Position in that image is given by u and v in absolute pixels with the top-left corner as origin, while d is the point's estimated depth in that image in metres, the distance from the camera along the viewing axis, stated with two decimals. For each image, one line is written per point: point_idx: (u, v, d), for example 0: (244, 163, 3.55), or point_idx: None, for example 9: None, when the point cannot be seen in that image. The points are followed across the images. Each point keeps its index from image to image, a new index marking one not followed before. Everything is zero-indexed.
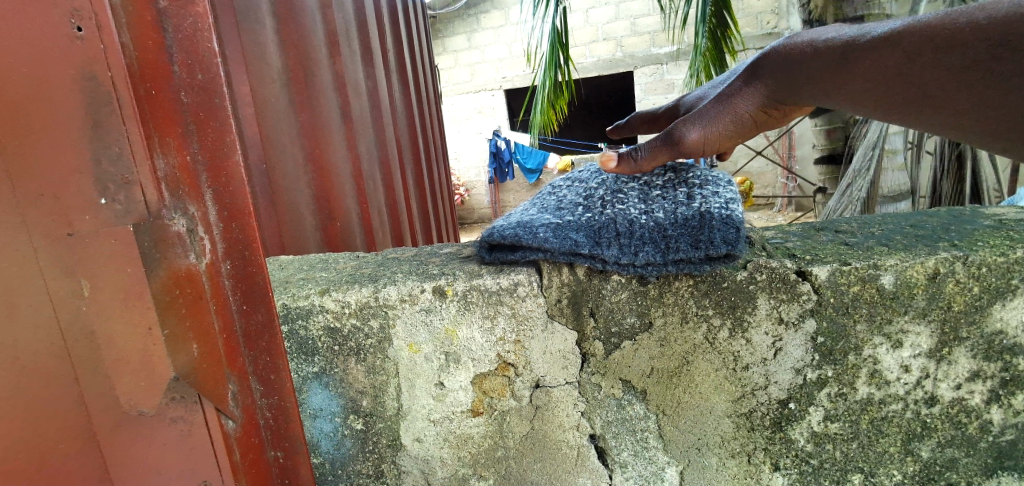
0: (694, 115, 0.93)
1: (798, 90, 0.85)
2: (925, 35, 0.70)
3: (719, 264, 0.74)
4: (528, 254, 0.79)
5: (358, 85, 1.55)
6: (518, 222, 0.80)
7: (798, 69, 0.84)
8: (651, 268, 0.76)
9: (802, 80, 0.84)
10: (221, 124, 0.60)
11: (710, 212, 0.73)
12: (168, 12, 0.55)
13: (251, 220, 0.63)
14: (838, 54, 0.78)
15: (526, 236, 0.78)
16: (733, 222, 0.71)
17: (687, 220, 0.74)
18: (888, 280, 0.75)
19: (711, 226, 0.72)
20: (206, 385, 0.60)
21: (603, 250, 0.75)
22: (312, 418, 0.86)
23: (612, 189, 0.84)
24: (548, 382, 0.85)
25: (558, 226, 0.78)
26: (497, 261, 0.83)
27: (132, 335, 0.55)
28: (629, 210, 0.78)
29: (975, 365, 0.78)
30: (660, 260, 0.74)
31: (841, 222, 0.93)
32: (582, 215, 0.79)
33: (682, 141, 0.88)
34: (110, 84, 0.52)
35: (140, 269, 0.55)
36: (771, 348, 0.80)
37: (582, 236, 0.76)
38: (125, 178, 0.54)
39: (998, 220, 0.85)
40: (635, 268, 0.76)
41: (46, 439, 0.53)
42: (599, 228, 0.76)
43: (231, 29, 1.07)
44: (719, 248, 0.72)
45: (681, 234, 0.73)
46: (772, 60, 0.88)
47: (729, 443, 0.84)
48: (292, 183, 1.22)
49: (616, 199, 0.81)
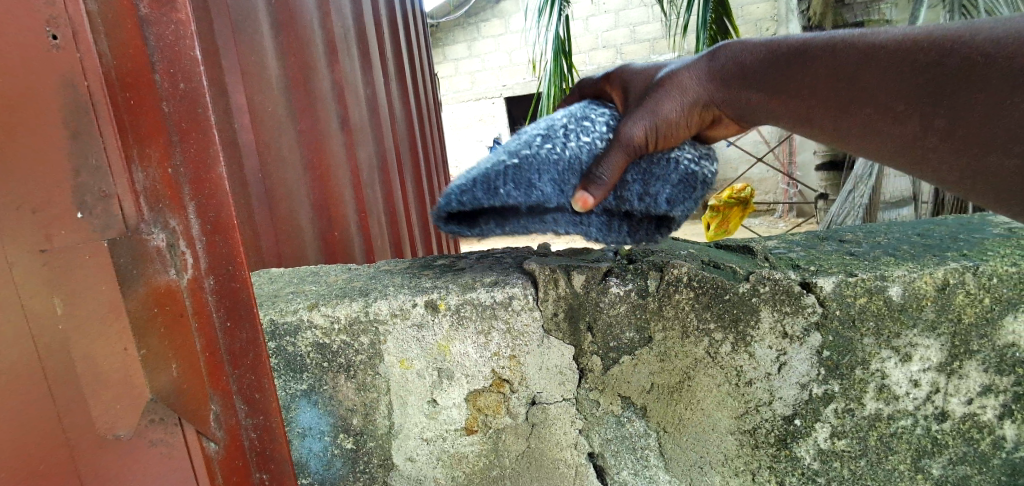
0: (635, 108, 0.80)
1: (741, 101, 0.78)
2: (878, 45, 0.66)
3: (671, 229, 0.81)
4: (487, 218, 0.82)
5: (356, 90, 1.52)
6: (479, 173, 0.81)
7: (736, 70, 0.78)
8: (605, 230, 0.79)
9: (742, 86, 0.77)
10: (206, 132, 0.57)
11: (677, 163, 0.78)
12: (150, 20, 0.53)
13: (237, 233, 0.60)
14: (788, 55, 0.73)
15: (483, 197, 0.79)
16: (689, 181, 0.77)
17: (651, 169, 0.77)
18: (895, 291, 0.73)
19: (668, 181, 0.77)
20: (187, 405, 0.57)
21: (562, 200, 0.77)
22: (301, 437, 0.83)
23: (583, 116, 0.83)
24: (544, 398, 0.82)
25: (518, 172, 0.78)
26: (453, 232, 0.84)
27: (109, 358, 0.52)
28: (596, 147, 0.78)
29: (987, 379, 0.75)
30: (615, 210, 0.78)
31: (846, 230, 0.90)
32: (542, 150, 0.78)
33: (635, 144, 0.76)
34: (87, 93, 0.50)
35: (114, 286, 0.52)
36: (776, 362, 0.77)
37: (543, 183, 0.77)
38: (103, 191, 0.51)
39: (1008, 228, 0.83)
40: (586, 229, 0.78)
41: (33, 460, 0.51)
42: (561, 171, 0.77)
43: (227, 34, 1.04)
44: (663, 206, 0.77)
45: (638, 182, 0.77)
46: (727, 60, 0.79)
47: (732, 461, 0.81)
48: (292, 192, 1.20)
49: (580, 129, 0.80)
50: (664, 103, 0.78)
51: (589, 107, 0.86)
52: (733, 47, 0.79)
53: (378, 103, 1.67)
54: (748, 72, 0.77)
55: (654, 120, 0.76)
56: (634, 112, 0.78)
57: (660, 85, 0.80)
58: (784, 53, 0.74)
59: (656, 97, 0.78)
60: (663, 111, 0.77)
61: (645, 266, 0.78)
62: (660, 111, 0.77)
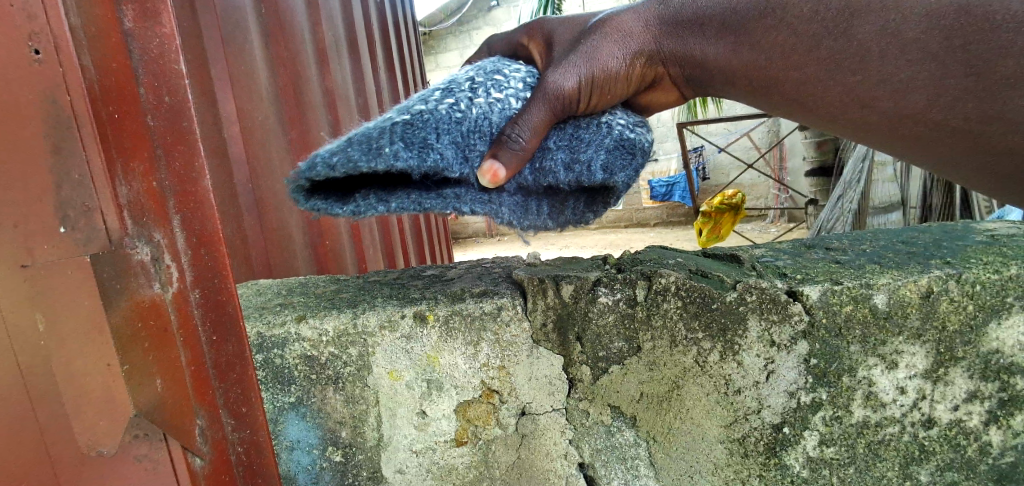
0: (564, 59, 0.78)
1: (691, 56, 0.79)
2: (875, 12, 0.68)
3: (602, 209, 0.81)
4: (371, 192, 0.74)
5: (348, 98, 1.52)
6: (363, 132, 0.72)
7: (688, 18, 0.79)
8: (520, 210, 0.77)
9: (696, 35, 0.78)
10: (191, 146, 0.57)
11: (608, 130, 0.77)
12: (135, 34, 0.53)
13: (222, 246, 0.60)
14: (754, 3, 0.75)
15: (362, 159, 0.69)
16: (624, 148, 0.76)
17: (579, 139, 0.76)
18: (881, 299, 0.73)
19: (596, 149, 0.76)
20: (172, 421, 0.56)
21: (467, 169, 0.74)
22: (288, 450, 0.82)
23: (489, 73, 0.80)
24: (534, 409, 0.82)
25: (411, 134, 0.72)
26: (316, 209, 0.73)
27: (92, 375, 0.52)
28: (508, 108, 0.76)
29: (972, 386, 0.76)
30: (533, 186, 0.76)
31: (832, 238, 0.91)
32: (443, 110, 0.74)
33: (557, 100, 0.74)
34: (69, 108, 0.50)
35: (98, 301, 0.52)
36: (764, 371, 0.77)
37: (444, 147, 0.72)
38: (86, 204, 0.51)
39: (990, 235, 0.84)
40: (496, 208, 0.75)
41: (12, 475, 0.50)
42: (465, 134, 0.74)
43: (216, 43, 1.02)
44: (593, 175, 0.75)
45: (561, 151, 0.75)
46: (671, 9, 0.80)
47: (722, 469, 0.81)
48: (282, 203, 1.18)
49: (488, 89, 0.77)
50: (599, 56, 0.77)
51: (494, 65, 0.83)
52: None
53: (369, 111, 1.66)
54: (703, 21, 0.78)
55: (587, 72, 0.76)
56: (564, 65, 0.76)
57: (595, 33, 0.79)
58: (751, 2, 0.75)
59: (596, 46, 0.78)
60: (598, 63, 0.77)
61: (633, 275, 0.78)
62: (597, 63, 0.77)
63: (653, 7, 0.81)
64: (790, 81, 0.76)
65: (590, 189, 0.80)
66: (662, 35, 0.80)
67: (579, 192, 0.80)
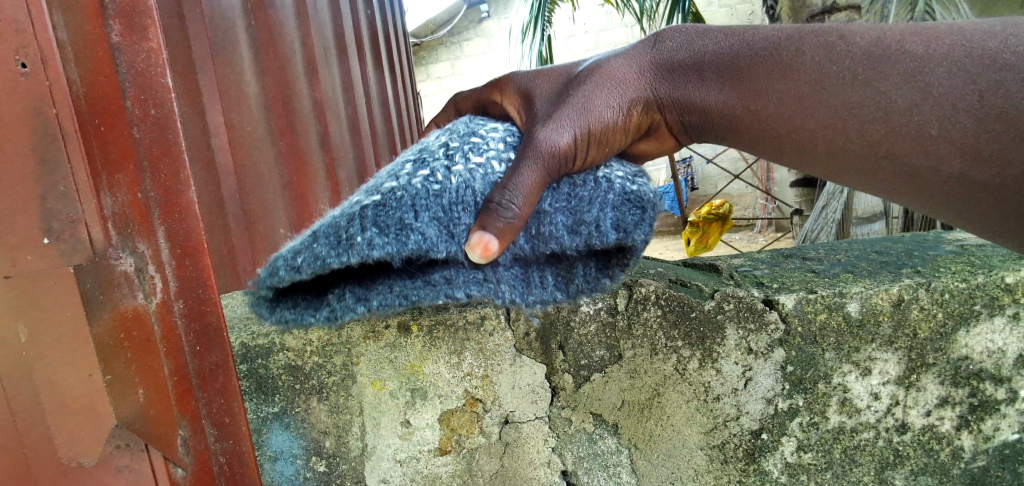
0: (551, 115, 0.68)
1: (695, 103, 0.70)
2: (878, 52, 0.64)
3: (619, 273, 0.64)
4: (348, 286, 0.67)
5: (338, 109, 1.50)
6: (330, 222, 0.64)
7: (687, 68, 0.70)
8: (520, 284, 0.65)
9: (697, 85, 0.70)
10: (176, 159, 0.58)
11: (610, 184, 0.64)
12: (121, 48, 0.54)
13: (206, 256, 0.60)
14: (761, 48, 0.67)
15: (332, 255, 0.61)
16: (635, 201, 0.62)
17: (580, 199, 0.63)
18: (854, 307, 0.75)
19: (603, 206, 0.62)
20: (155, 431, 0.57)
21: (454, 246, 0.62)
22: (272, 460, 0.81)
23: (464, 136, 0.68)
24: (517, 417, 0.83)
25: (381, 218, 0.62)
26: (281, 319, 0.69)
27: (75, 385, 0.52)
28: (490, 173, 0.64)
29: (944, 391, 0.78)
30: (531, 256, 0.64)
31: (809, 248, 0.93)
32: (415, 186, 0.63)
33: (552, 159, 0.63)
34: (55, 121, 0.50)
35: (80, 313, 0.52)
36: (742, 378, 0.78)
37: (425, 225, 0.62)
38: (71, 216, 0.52)
39: (960, 245, 0.86)
40: (493, 287, 0.64)
41: None
42: (446, 207, 0.63)
43: (205, 51, 0.99)
44: (605, 236, 0.61)
45: (560, 213, 0.62)
46: (667, 54, 0.71)
47: (702, 476, 0.82)
48: (270, 213, 1.13)
49: (464, 154, 0.66)
50: (591, 108, 0.67)
51: (467, 126, 0.72)
52: (676, 40, 0.71)
53: (359, 122, 1.65)
54: (702, 70, 0.69)
55: (580, 126, 0.65)
56: (553, 121, 0.66)
57: (585, 84, 0.69)
58: (756, 48, 0.68)
59: (586, 97, 0.68)
60: (592, 116, 0.67)
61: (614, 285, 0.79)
62: (590, 117, 0.66)
63: (646, 52, 0.72)
64: (808, 125, 0.67)
65: (602, 252, 0.65)
66: (658, 83, 0.71)
67: (589, 256, 0.66)
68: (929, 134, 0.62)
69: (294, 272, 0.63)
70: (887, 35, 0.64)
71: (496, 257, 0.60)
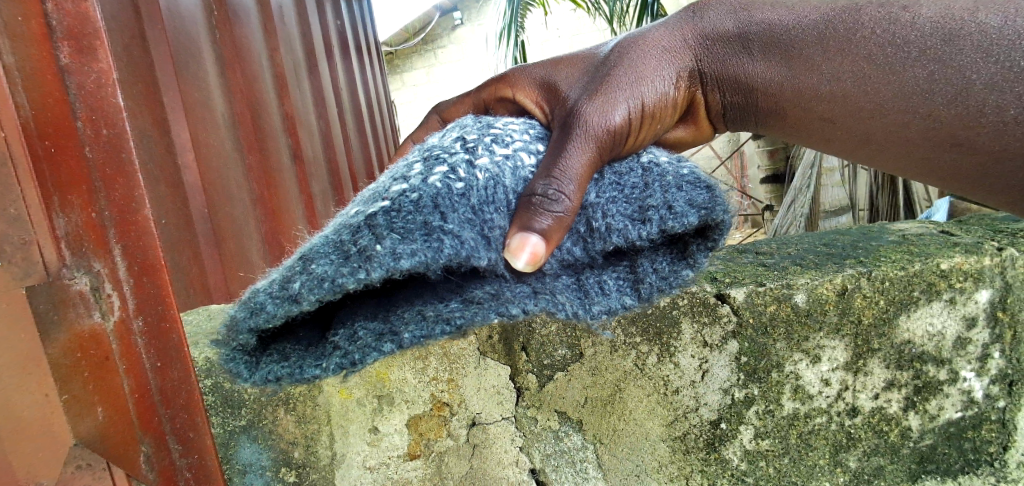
0: (593, 94, 0.64)
1: (743, 77, 0.69)
2: (945, 21, 0.61)
3: (703, 258, 0.55)
4: (357, 321, 0.56)
5: (308, 122, 1.48)
6: (328, 239, 0.53)
7: (736, 42, 0.69)
8: (577, 294, 0.57)
9: (745, 59, 0.69)
10: (131, 179, 0.57)
11: (664, 168, 0.56)
12: (70, 69, 0.54)
13: (165, 273, 0.60)
14: (818, 21, 0.65)
15: (342, 274, 0.51)
16: (698, 181, 0.55)
17: (634, 189, 0.56)
18: (801, 298, 0.78)
19: (666, 188, 0.54)
20: (114, 449, 0.57)
21: (493, 253, 0.54)
22: (241, 474, 0.81)
23: (481, 128, 0.60)
24: (483, 419, 0.85)
25: (400, 225, 0.52)
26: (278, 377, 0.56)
27: (30, 408, 0.53)
28: (521, 166, 0.58)
29: (890, 375, 0.81)
30: (584, 259, 0.57)
31: (762, 242, 0.96)
32: (437, 186, 0.54)
33: (605, 140, 0.59)
34: (6, 146, 0.50)
35: (34, 335, 0.53)
36: (699, 371, 0.81)
37: (458, 227, 0.53)
38: (23, 238, 0.52)
39: (902, 235, 0.90)
40: (550, 299, 0.55)
41: None
42: (476, 208, 0.54)
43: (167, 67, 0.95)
44: (678, 218, 0.53)
45: (614, 204, 0.55)
46: (710, 25, 0.70)
47: (666, 467, 0.84)
48: (240, 227, 1.09)
49: (484, 148, 0.58)
50: (636, 84, 0.65)
51: (478, 121, 0.63)
52: (722, 13, 0.70)
53: (331, 134, 1.64)
54: (748, 43, 0.69)
55: (626, 103, 0.63)
56: (600, 99, 0.63)
57: (624, 61, 0.67)
58: (810, 19, 0.66)
59: (631, 74, 0.66)
60: (638, 95, 0.64)
61: None
62: (639, 95, 0.64)
63: (684, 27, 0.71)
64: (866, 106, 0.64)
65: (669, 243, 0.57)
66: (701, 55, 0.70)
67: (654, 249, 0.57)
68: (1011, 114, 0.58)
69: (287, 304, 0.52)
70: (959, 5, 0.62)
71: (543, 263, 0.54)
